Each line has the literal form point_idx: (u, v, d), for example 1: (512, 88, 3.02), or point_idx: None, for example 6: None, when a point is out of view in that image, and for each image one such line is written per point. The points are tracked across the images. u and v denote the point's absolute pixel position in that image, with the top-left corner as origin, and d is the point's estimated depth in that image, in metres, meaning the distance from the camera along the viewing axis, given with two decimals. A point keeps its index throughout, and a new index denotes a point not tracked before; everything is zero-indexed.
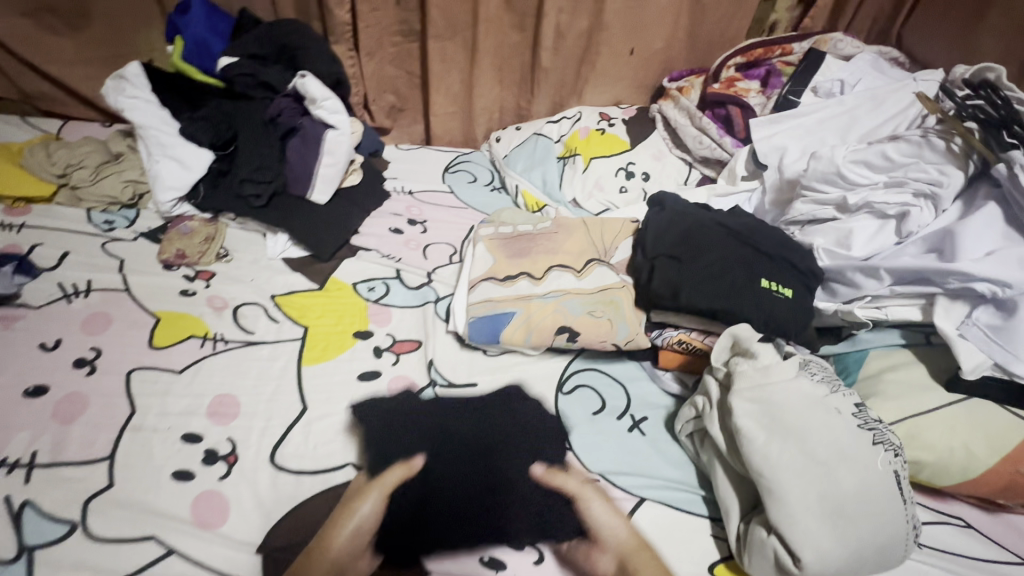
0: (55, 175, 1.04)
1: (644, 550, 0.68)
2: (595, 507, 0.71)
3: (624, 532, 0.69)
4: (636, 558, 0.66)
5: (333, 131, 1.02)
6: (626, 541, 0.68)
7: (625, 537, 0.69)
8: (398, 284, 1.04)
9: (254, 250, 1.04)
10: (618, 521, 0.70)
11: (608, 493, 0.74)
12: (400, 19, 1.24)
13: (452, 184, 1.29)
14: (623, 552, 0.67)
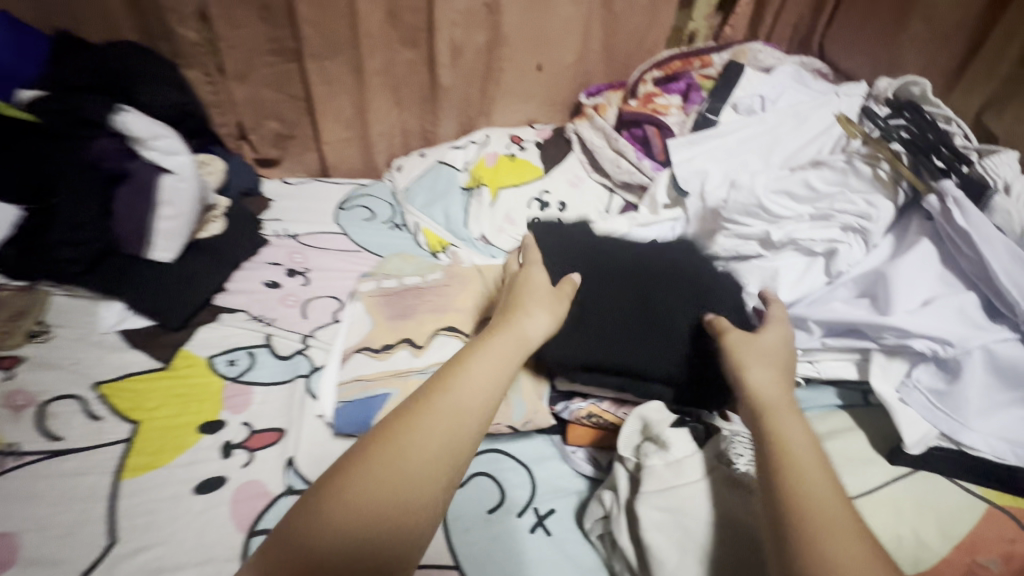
0: None
1: (800, 417, 0.52)
2: (749, 359, 0.58)
3: (762, 379, 0.56)
4: (784, 418, 0.52)
5: (171, 177, 0.86)
6: (767, 393, 0.54)
7: (765, 387, 0.55)
8: (266, 353, 0.87)
9: (80, 324, 0.85)
10: (762, 367, 0.57)
11: (784, 361, 0.59)
12: (269, 36, 1.04)
13: (345, 224, 1.13)
14: (769, 405, 0.53)
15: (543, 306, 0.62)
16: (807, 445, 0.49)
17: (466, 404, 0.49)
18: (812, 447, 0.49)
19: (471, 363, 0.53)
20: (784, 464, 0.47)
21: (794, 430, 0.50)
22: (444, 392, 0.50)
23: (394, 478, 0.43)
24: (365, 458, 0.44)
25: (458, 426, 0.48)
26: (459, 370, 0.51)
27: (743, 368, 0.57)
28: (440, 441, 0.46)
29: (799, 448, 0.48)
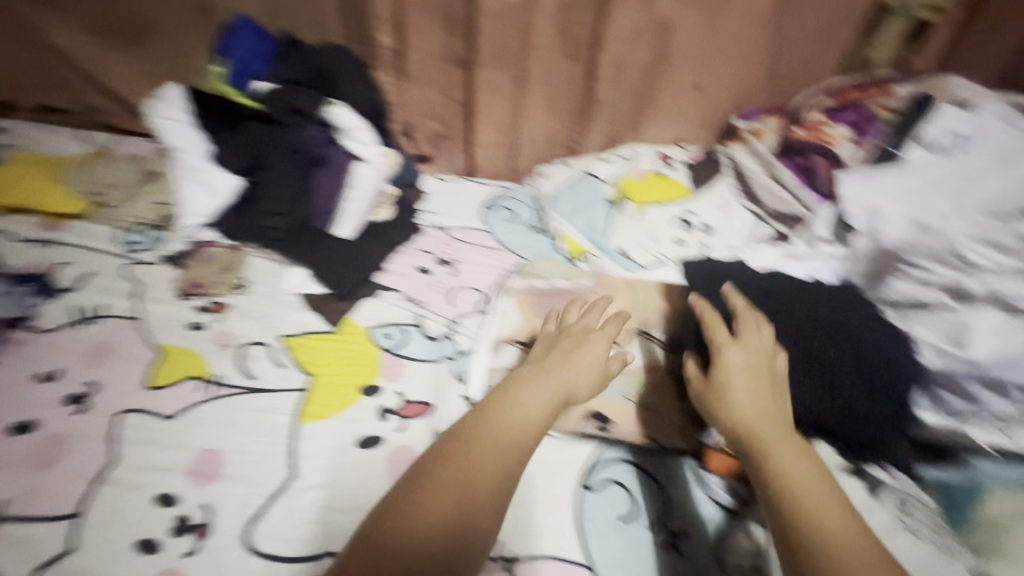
0: (93, 194, 1.04)
1: (792, 441, 0.58)
2: (737, 376, 0.64)
3: (745, 395, 0.62)
4: (773, 446, 0.57)
5: (362, 164, 0.96)
6: (745, 413, 0.61)
7: (748, 406, 0.61)
8: (417, 333, 0.94)
9: (272, 283, 0.98)
10: (743, 386, 0.63)
11: (774, 376, 0.65)
12: (445, 45, 1.14)
13: (490, 223, 1.19)
14: (759, 428, 0.59)
15: (575, 352, 0.70)
16: (804, 467, 0.56)
17: (519, 427, 0.61)
18: (802, 463, 0.56)
19: (516, 395, 0.63)
20: (783, 481, 0.55)
21: (788, 457, 0.56)
22: (500, 416, 0.61)
23: (458, 483, 0.55)
24: (435, 471, 0.56)
25: (501, 449, 0.58)
26: (502, 404, 0.62)
27: (741, 390, 0.63)
28: (488, 461, 0.57)
29: (791, 470, 0.55)
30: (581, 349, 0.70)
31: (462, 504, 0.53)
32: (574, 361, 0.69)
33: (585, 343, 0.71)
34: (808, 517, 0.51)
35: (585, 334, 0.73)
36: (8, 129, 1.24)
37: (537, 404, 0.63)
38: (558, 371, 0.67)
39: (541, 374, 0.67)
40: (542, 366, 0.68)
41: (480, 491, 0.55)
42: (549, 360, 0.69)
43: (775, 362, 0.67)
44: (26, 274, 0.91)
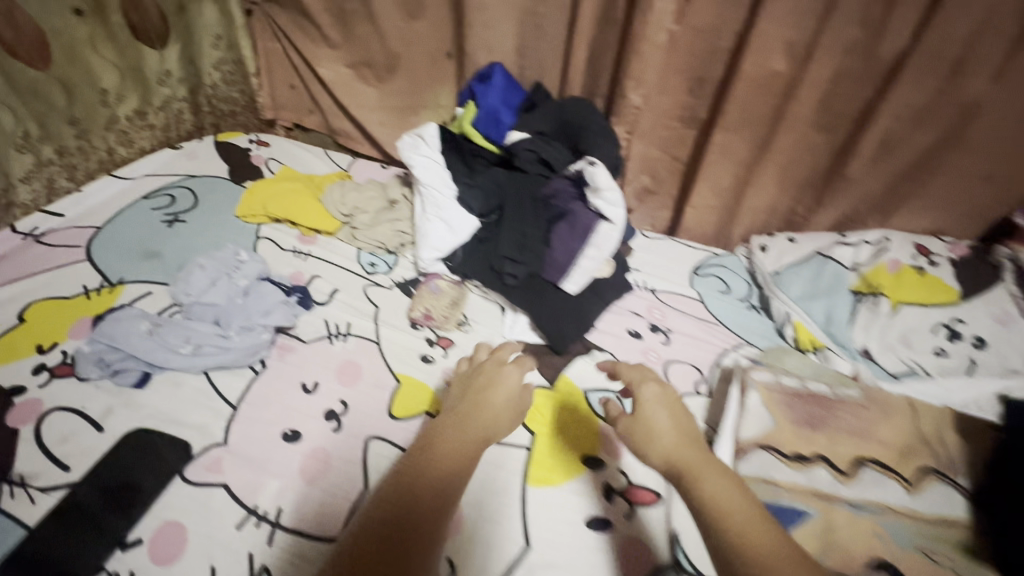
0: (342, 213, 1.13)
1: (716, 466, 0.52)
2: (658, 411, 0.58)
3: (668, 423, 0.57)
4: (706, 473, 0.51)
5: (609, 224, 0.92)
6: (668, 443, 0.55)
7: (668, 430, 0.56)
8: (635, 405, 0.89)
9: (491, 325, 1.00)
10: (664, 415, 0.58)
11: (672, 400, 0.60)
12: (685, 105, 1.11)
13: (702, 291, 1.12)
14: (685, 458, 0.53)
15: (495, 389, 0.62)
16: (729, 493, 0.50)
17: (468, 440, 0.57)
18: (736, 490, 0.50)
19: (488, 421, 0.59)
20: (719, 509, 0.49)
21: (716, 481, 0.51)
22: (454, 435, 0.57)
23: (431, 493, 0.51)
24: (400, 477, 0.53)
25: (452, 471, 0.54)
26: (464, 434, 0.57)
27: (641, 423, 0.58)
28: (444, 470, 0.53)
29: (715, 494, 0.50)
30: (491, 389, 0.62)
31: (404, 520, 0.49)
32: (504, 379, 0.64)
33: (495, 381, 0.63)
34: (749, 546, 0.45)
35: (508, 366, 0.65)
36: (271, 142, 1.41)
37: (475, 426, 0.58)
38: (489, 394, 0.62)
39: (477, 398, 0.61)
40: (471, 393, 0.62)
41: (435, 497, 0.51)
42: (523, 401, 0.64)
43: (670, 394, 0.61)
44: (291, 283, 1.01)
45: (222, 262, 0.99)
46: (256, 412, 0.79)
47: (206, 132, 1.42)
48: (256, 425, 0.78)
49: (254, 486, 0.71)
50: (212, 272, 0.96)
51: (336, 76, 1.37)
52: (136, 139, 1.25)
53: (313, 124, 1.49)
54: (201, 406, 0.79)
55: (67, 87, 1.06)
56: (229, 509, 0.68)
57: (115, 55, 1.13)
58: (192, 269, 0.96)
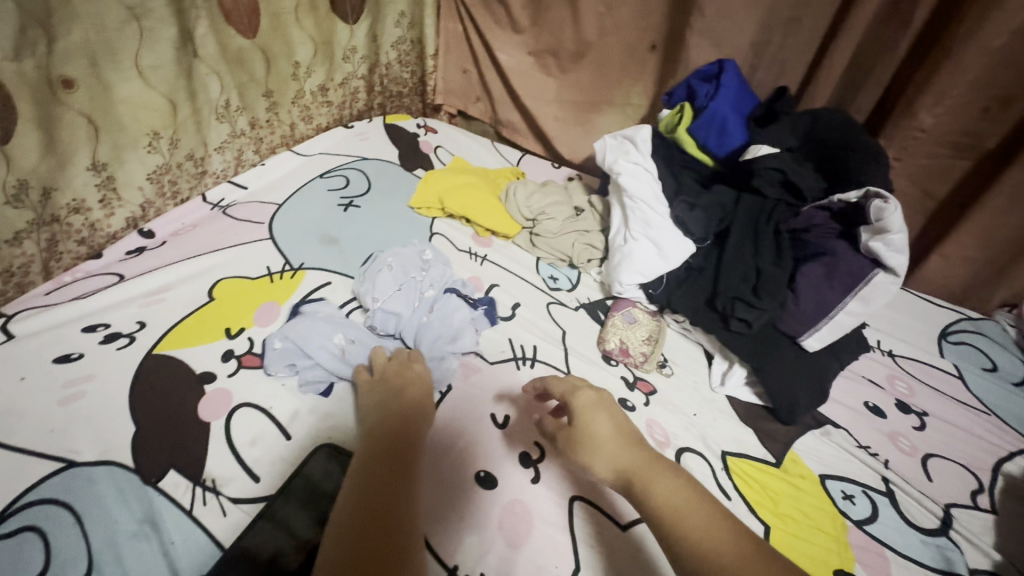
0: (525, 217, 1.01)
1: (662, 464, 0.51)
2: (599, 420, 0.55)
3: (607, 431, 0.54)
4: (651, 470, 0.51)
5: (888, 275, 0.72)
6: (618, 447, 0.53)
7: (606, 435, 0.54)
8: (892, 508, 0.70)
9: (696, 372, 0.85)
10: (607, 422, 0.55)
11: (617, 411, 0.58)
12: (973, 129, 0.87)
13: (958, 363, 0.89)
14: (633, 460, 0.52)
15: (428, 400, 0.66)
16: (681, 495, 0.48)
17: (404, 430, 0.59)
18: (677, 487, 0.49)
19: (423, 422, 0.62)
20: (650, 495, 0.49)
21: (663, 476, 0.50)
22: (394, 422, 0.60)
23: (383, 461, 0.54)
24: (380, 470, 0.52)
25: (408, 445, 0.57)
26: (402, 430, 0.59)
27: (583, 430, 0.55)
28: (390, 456, 0.55)
29: (675, 499, 0.48)
30: (412, 384, 0.68)
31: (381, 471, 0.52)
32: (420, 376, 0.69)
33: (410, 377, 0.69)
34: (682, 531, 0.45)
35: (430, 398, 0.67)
36: (438, 129, 1.34)
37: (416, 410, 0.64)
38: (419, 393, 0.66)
39: (416, 400, 0.65)
40: (406, 401, 0.64)
41: (404, 464, 0.54)
42: (422, 392, 0.67)
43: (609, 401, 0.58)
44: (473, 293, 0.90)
45: (407, 263, 0.90)
46: None
47: (374, 113, 1.37)
48: (440, 456, 0.66)
49: (449, 536, 0.59)
50: (400, 274, 0.88)
51: (518, 64, 1.27)
52: (315, 115, 1.21)
53: (478, 113, 1.41)
54: None
55: (267, 56, 1.03)
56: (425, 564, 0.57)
57: (313, 27, 1.09)
58: (376, 267, 0.88)
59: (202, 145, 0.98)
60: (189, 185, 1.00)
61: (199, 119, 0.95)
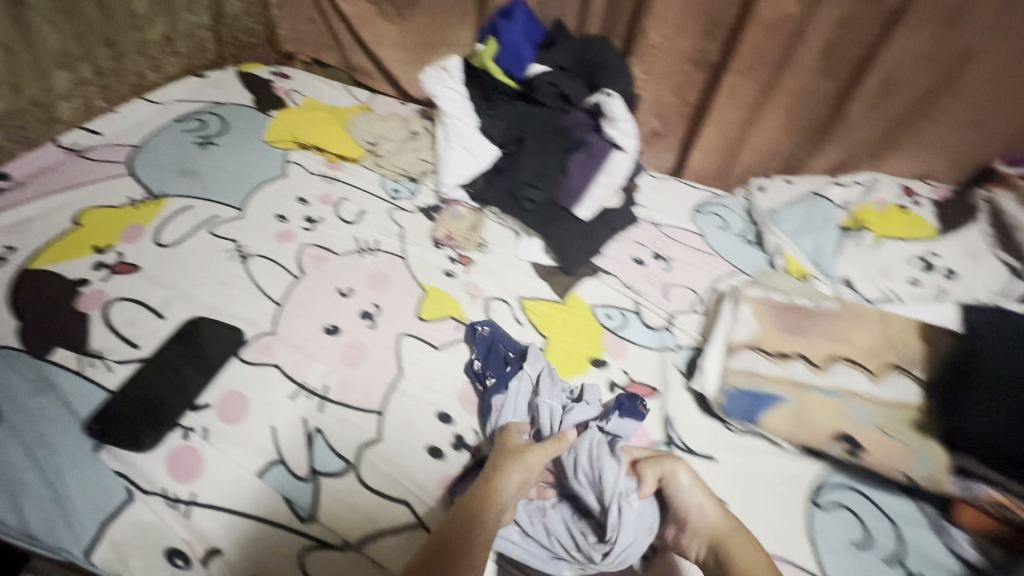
0: (367, 142, 1.21)
1: (741, 533, 0.67)
2: (687, 490, 0.70)
3: (713, 512, 0.68)
4: (734, 540, 0.66)
5: (621, 153, 1.02)
6: (717, 525, 0.67)
7: (717, 521, 0.67)
8: (636, 319, 0.99)
9: (507, 247, 1.08)
10: (709, 503, 0.69)
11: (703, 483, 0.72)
12: (698, 47, 1.16)
13: (701, 226, 1.21)
14: (717, 531, 0.66)
15: (528, 453, 0.70)
16: (757, 563, 0.64)
17: (495, 502, 0.65)
18: (761, 559, 0.65)
19: (501, 474, 0.67)
20: (737, 566, 0.64)
21: (748, 550, 0.65)
22: (485, 492, 0.65)
23: (458, 548, 0.60)
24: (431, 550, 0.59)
25: (485, 518, 0.63)
26: (487, 500, 0.64)
27: (686, 503, 0.70)
28: (475, 530, 0.62)
29: (748, 559, 0.64)
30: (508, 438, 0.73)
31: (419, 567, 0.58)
32: (527, 458, 0.70)
33: (506, 440, 0.72)
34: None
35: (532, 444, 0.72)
36: (291, 75, 1.45)
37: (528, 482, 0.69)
38: (511, 466, 0.68)
39: (519, 466, 0.68)
40: (504, 450, 0.71)
41: (455, 549, 0.60)
42: (528, 469, 0.69)
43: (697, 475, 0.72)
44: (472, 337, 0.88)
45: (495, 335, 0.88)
46: (298, 310, 0.88)
47: (228, 63, 1.45)
48: (298, 325, 0.86)
49: (302, 367, 0.80)
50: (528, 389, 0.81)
51: (356, 10, 1.39)
52: (164, 64, 1.29)
53: (331, 60, 1.52)
54: (251, 303, 0.88)
55: (101, 6, 1.10)
56: (282, 383, 0.78)
57: None
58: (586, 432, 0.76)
59: (46, 93, 1.06)
60: (39, 131, 1.07)
61: (39, 66, 1.03)
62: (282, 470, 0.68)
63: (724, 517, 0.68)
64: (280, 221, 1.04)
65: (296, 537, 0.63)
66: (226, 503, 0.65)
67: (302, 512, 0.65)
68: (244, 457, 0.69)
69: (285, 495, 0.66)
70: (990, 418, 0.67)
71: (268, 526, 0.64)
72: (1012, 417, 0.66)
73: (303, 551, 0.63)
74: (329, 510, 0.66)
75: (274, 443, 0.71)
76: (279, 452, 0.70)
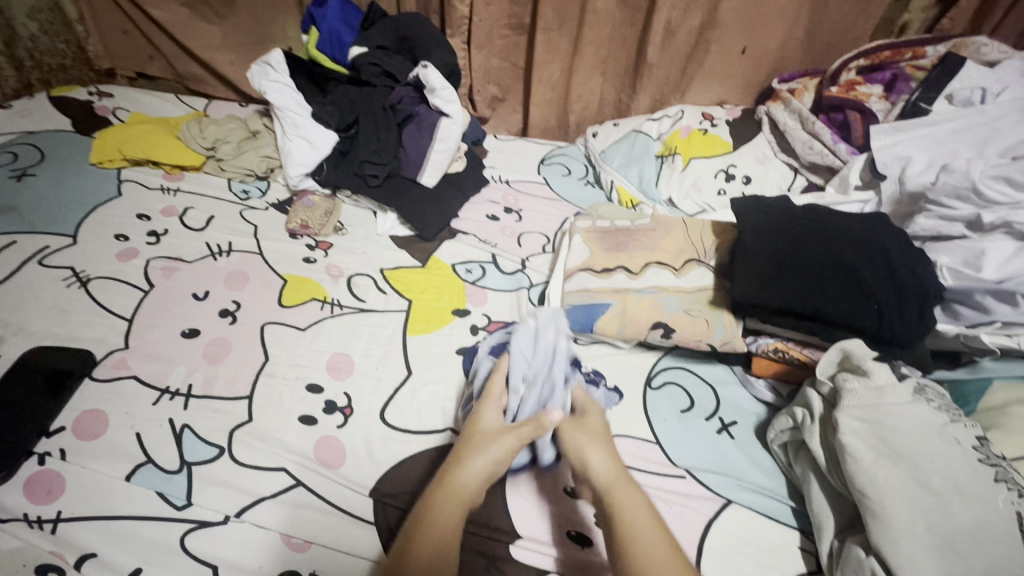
0: (205, 147, 1.20)
1: (629, 481, 0.61)
2: (586, 446, 0.65)
3: (601, 460, 0.63)
4: (621, 489, 0.60)
5: (448, 119, 1.12)
6: (604, 474, 0.62)
7: (605, 470, 0.62)
8: (493, 268, 1.06)
9: (367, 226, 1.13)
10: (600, 453, 0.64)
11: (606, 440, 0.66)
12: (511, 12, 1.26)
13: (547, 176, 1.32)
14: (603, 483, 0.61)
15: (496, 439, 0.64)
16: (643, 520, 0.56)
17: (458, 499, 0.59)
18: (646, 517, 0.57)
19: (460, 470, 0.61)
20: (619, 518, 0.57)
21: (629, 498, 0.59)
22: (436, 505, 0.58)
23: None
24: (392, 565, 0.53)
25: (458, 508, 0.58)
26: (444, 497, 0.58)
27: (574, 455, 0.65)
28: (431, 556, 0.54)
29: (632, 514, 0.57)
30: (476, 424, 0.67)
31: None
32: (478, 452, 0.62)
33: (476, 425, 0.66)
34: (630, 552, 0.54)
35: (503, 430, 0.65)
36: (113, 92, 1.38)
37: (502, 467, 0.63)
38: (473, 455, 0.62)
39: (484, 457, 0.62)
40: (468, 442, 0.64)
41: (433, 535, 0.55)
42: (501, 452, 0.63)
43: (598, 429, 0.67)
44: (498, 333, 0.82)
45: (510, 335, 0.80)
46: (151, 321, 0.89)
47: (35, 89, 1.36)
48: (153, 334, 0.86)
49: (162, 372, 0.81)
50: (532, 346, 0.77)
51: (169, 14, 1.33)
52: None
53: (157, 71, 1.47)
54: (97, 323, 0.87)
55: None
56: (143, 391, 0.79)
57: None
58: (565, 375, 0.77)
59: None
60: None
61: None
62: (152, 468, 0.70)
63: (615, 466, 0.63)
64: (120, 240, 1.01)
65: (173, 523, 0.66)
66: (95, 510, 0.66)
67: (177, 501, 0.68)
68: (108, 466, 0.70)
69: (157, 490, 0.69)
70: (753, 283, 0.80)
71: (143, 520, 0.66)
72: (766, 278, 0.79)
73: (182, 534, 0.65)
74: (203, 494, 0.69)
75: (141, 446, 0.72)
76: (146, 454, 0.72)
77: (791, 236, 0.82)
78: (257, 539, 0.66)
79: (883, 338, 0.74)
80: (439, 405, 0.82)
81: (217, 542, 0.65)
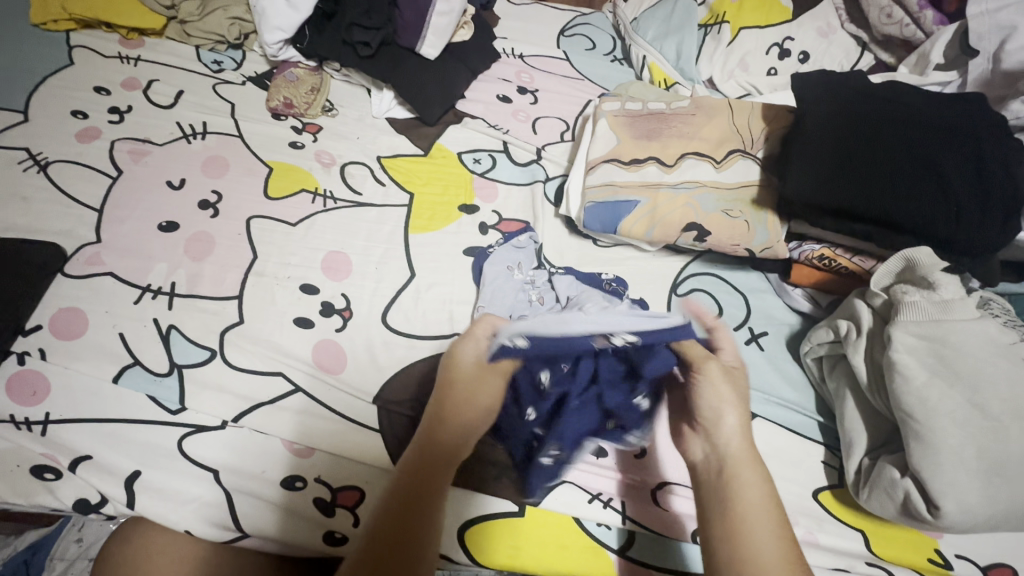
0: (164, 6, 1.01)
1: (755, 461, 0.50)
2: (707, 388, 0.53)
3: (737, 428, 0.51)
4: (743, 470, 0.49)
5: None
6: (733, 447, 0.51)
7: (735, 442, 0.51)
8: (505, 158, 0.94)
9: (360, 106, 0.99)
10: (733, 413, 0.52)
11: (734, 382, 0.54)
12: None
13: (568, 49, 1.13)
14: (731, 452, 0.50)
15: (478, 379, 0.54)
16: (761, 505, 0.47)
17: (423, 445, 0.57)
18: (762, 498, 0.47)
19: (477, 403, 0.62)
20: (736, 495, 0.48)
21: (754, 484, 0.48)
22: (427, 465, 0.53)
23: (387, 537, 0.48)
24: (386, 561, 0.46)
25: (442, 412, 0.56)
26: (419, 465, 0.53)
27: (704, 408, 0.53)
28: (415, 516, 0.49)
29: (751, 501, 0.47)
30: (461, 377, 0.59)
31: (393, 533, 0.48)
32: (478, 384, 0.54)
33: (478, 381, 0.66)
34: (737, 526, 0.46)
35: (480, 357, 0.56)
36: None
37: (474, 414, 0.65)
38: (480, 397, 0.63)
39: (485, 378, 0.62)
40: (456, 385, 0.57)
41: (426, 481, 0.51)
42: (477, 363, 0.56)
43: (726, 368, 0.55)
44: (509, 234, 0.84)
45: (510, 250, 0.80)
46: (123, 212, 0.79)
47: None
48: (126, 227, 0.78)
49: (141, 270, 0.74)
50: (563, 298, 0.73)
51: None
52: None
53: None
54: (63, 214, 0.78)
55: None
56: (122, 289, 0.72)
57: None
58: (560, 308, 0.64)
59: None
60: None
61: None
62: (140, 371, 0.66)
63: (748, 443, 0.51)
64: (78, 118, 0.88)
65: (166, 428, 0.63)
66: (85, 413, 0.62)
67: (171, 405, 0.64)
68: (94, 367, 0.65)
69: (149, 394, 0.64)
70: (812, 177, 0.68)
71: (136, 424, 0.62)
72: (829, 171, 0.67)
73: (179, 438, 0.62)
74: (196, 398, 0.65)
75: (126, 347, 0.67)
76: (133, 355, 0.67)
77: (863, 121, 0.68)
78: (256, 445, 0.62)
79: (954, 247, 0.64)
80: (445, 310, 0.76)
81: (216, 447, 0.62)
